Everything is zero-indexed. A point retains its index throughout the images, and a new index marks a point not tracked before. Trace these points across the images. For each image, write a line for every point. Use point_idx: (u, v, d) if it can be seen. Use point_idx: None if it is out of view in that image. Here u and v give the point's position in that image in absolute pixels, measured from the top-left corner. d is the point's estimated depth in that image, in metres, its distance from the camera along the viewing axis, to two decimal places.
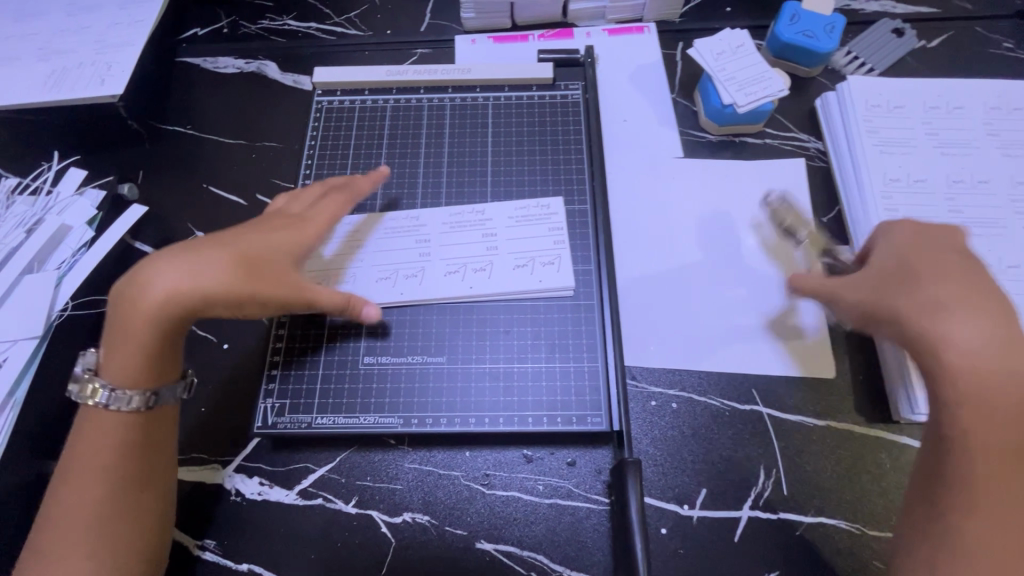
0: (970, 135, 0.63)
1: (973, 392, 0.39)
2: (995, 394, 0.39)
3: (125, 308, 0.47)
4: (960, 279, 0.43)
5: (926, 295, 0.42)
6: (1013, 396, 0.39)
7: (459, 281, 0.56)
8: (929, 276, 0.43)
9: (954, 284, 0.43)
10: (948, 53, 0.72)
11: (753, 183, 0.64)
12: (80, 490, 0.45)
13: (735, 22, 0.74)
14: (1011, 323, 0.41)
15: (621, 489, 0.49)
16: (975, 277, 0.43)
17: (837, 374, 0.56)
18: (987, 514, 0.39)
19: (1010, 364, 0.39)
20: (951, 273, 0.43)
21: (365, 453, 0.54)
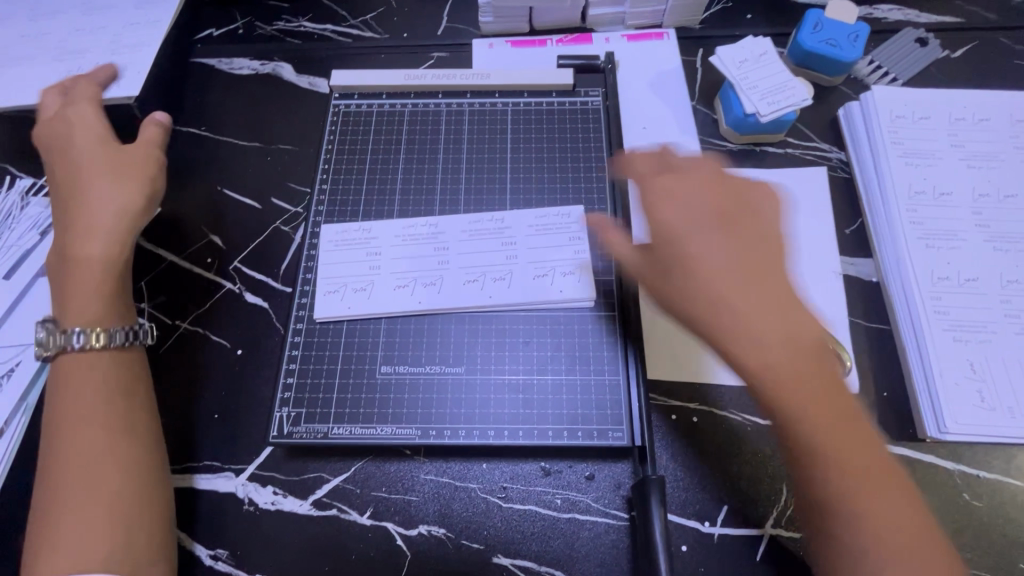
0: (997, 147, 0.62)
1: (760, 353, 0.41)
2: (771, 367, 0.40)
3: (70, 264, 0.54)
4: (724, 230, 0.44)
5: (691, 243, 0.44)
6: (774, 361, 0.40)
7: (478, 291, 0.55)
8: (698, 225, 0.44)
9: (718, 235, 0.44)
10: (973, 64, 0.71)
11: (775, 194, 0.63)
12: (74, 439, 0.47)
13: (756, 29, 0.73)
14: (755, 281, 0.42)
15: (643, 508, 0.48)
16: (741, 228, 0.45)
17: (861, 389, 0.55)
18: (857, 490, 0.39)
19: (765, 335, 0.41)
20: (717, 222, 0.44)
21: (381, 463, 0.53)
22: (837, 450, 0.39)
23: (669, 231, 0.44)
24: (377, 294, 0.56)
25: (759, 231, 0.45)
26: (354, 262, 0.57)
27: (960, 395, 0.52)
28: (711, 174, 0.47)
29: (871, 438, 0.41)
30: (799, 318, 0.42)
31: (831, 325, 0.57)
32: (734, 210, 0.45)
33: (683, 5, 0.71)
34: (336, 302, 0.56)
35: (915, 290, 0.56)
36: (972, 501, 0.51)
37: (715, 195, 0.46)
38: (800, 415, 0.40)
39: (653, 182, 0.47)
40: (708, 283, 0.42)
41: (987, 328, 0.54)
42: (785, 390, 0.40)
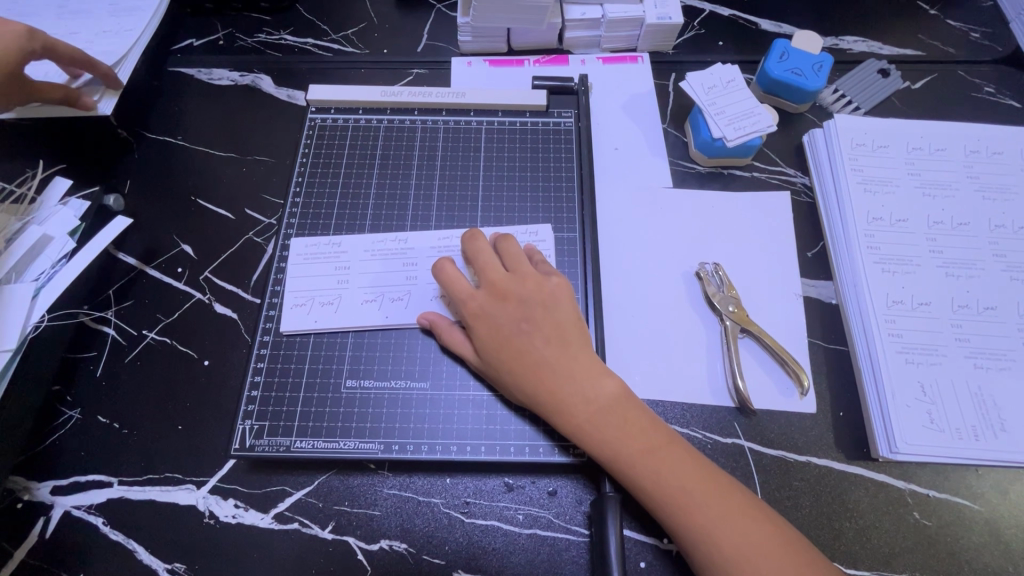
0: (951, 176, 0.65)
1: (606, 428, 0.48)
2: (606, 426, 0.48)
3: None
4: (523, 319, 0.51)
5: (496, 335, 0.51)
6: (610, 424, 0.48)
7: (447, 307, 0.56)
8: (496, 317, 0.51)
9: (518, 325, 0.51)
10: (931, 96, 0.74)
11: (740, 216, 0.65)
12: None
13: (726, 57, 0.75)
14: (554, 358, 0.50)
15: (602, 525, 0.49)
16: (524, 312, 0.51)
17: (818, 409, 0.56)
18: (717, 537, 0.44)
19: (603, 405, 0.48)
20: (510, 315, 0.51)
21: (344, 477, 0.53)
22: (693, 503, 0.45)
23: (479, 326, 0.52)
24: (344, 308, 0.56)
25: (558, 316, 0.52)
26: (323, 276, 0.58)
27: (910, 416, 0.53)
28: (515, 265, 0.54)
29: (718, 486, 0.46)
30: (599, 386, 0.49)
31: (790, 345, 0.58)
32: (524, 297, 0.52)
33: (656, 31, 0.73)
34: (303, 316, 0.56)
35: (870, 314, 0.58)
36: (922, 519, 0.52)
37: (499, 284, 0.53)
38: (657, 476, 0.46)
39: (458, 278, 0.53)
40: (525, 368, 0.50)
41: (938, 352, 0.56)
42: (633, 458, 0.47)
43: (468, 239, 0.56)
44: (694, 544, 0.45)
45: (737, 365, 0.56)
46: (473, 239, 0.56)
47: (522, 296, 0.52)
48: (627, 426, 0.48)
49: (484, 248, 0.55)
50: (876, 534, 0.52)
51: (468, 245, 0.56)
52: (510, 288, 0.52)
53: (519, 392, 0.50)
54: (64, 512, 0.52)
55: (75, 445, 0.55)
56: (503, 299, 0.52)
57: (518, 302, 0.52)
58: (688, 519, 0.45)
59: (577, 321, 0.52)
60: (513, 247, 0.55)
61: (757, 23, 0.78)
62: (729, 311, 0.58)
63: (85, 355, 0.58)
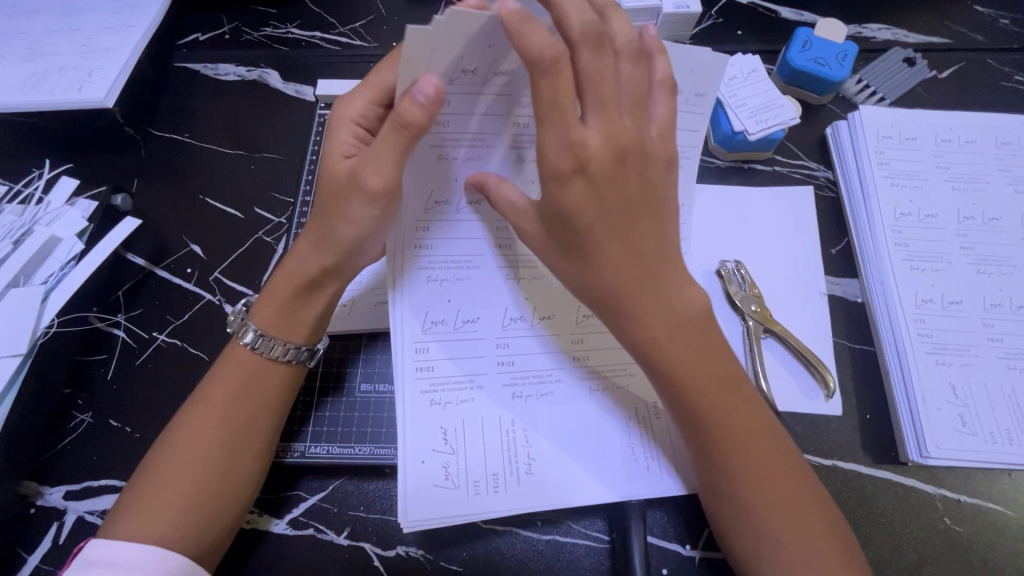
0: (981, 169, 0.62)
1: (676, 342, 0.43)
2: (676, 352, 0.42)
3: (286, 279, 0.49)
4: (625, 203, 0.41)
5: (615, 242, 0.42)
6: (699, 357, 0.43)
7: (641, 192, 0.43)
8: (597, 185, 0.40)
9: (623, 207, 0.41)
10: (959, 85, 0.72)
11: (763, 211, 0.63)
12: (203, 419, 0.45)
13: (744, 47, 0.73)
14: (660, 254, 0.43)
15: (625, 534, 0.48)
16: (619, 192, 0.41)
17: (844, 411, 0.55)
18: (761, 496, 0.41)
19: (683, 333, 0.43)
20: (625, 191, 0.41)
21: (360, 482, 0.52)
22: (750, 454, 0.42)
23: (576, 184, 0.40)
24: (474, 446, 0.48)
25: (672, 206, 0.44)
26: (453, 304, 0.49)
27: (941, 419, 0.51)
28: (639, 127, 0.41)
29: (778, 433, 0.44)
30: (696, 298, 0.43)
31: (814, 345, 0.57)
32: (634, 171, 0.41)
33: (672, 20, 0.70)
34: (427, 436, 0.47)
35: (899, 314, 0.56)
36: (953, 525, 0.51)
37: (619, 153, 0.40)
38: (714, 408, 0.42)
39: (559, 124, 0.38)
40: (635, 274, 0.42)
41: (970, 352, 0.54)
42: (698, 385, 0.42)
43: (590, 48, 0.38)
44: (744, 495, 0.42)
45: (761, 367, 0.54)
46: (633, 63, 0.41)
47: (623, 158, 0.41)
48: (678, 323, 0.43)
49: (596, 56, 0.38)
50: (905, 540, 0.50)
51: (620, 25, 0.41)
52: (643, 152, 0.42)
53: (612, 277, 0.42)
54: (78, 518, 0.51)
55: (86, 450, 0.54)
56: (613, 161, 0.40)
57: (629, 169, 0.41)
58: (758, 471, 0.42)
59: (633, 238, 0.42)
60: (669, 106, 0.43)
61: (777, 11, 0.76)
62: (751, 310, 0.57)
63: (94, 359, 0.57)
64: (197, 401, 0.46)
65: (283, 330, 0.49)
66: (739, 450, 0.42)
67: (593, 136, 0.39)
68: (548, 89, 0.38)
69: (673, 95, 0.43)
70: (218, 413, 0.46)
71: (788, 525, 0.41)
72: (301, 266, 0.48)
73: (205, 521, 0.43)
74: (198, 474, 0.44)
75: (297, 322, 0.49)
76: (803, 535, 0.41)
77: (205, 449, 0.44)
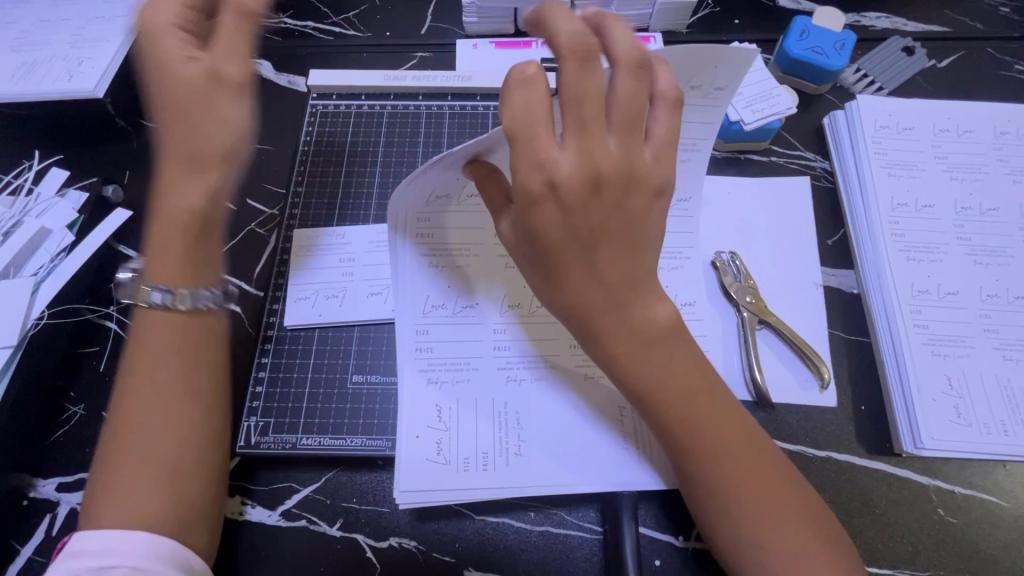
0: (980, 159, 0.62)
1: (648, 365, 0.42)
2: (649, 365, 0.42)
3: (167, 223, 0.42)
4: (595, 228, 0.39)
5: (589, 259, 0.39)
6: (665, 372, 0.42)
7: (625, 211, 0.39)
8: (568, 210, 0.38)
9: (592, 232, 0.39)
10: (957, 74, 0.71)
11: (758, 201, 0.63)
12: (151, 405, 0.43)
13: (742, 36, 0.72)
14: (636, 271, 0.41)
15: (617, 524, 0.48)
16: (599, 213, 0.38)
17: (839, 403, 0.55)
18: (742, 495, 0.41)
19: (656, 346, 0.42)
20: (600, 215, 0.38)
21: (351, 474, 0.52)
22: (728, 458, 0.42)
23: (547, 205, 0.37)
24: (466, 425, 0.50)
25: (655, 228, 0.41)
26: (452, 290, 0.52)
27: (936, 411, 0.51)
28: (625, 150, 0.37)
29: (762, 439, 0.43)
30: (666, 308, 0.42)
31: (809, 336, 0.57)
32: (617, 194, 0.38)
33: (668, 9, 0.69)
34: (422, 412, 0.50)
35: (895, 305, 0.55)
36: (947, 516, 0.50)
37: (599, 173, 0.37)
38: (689, 420, 0.42)
39: (530, 133, 0.36)
40: (609, 294, 0.40)
41: (965, 344, 0.54)
42: (668, 403, 0.42)
43: (579, 62, 0.35)
44: (722, 497, 0.41)
45: (755, 358, 0.54)
46: (632, 76, 0.37)
47: (601, 181, 0.37)
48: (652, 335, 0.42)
49: (585, 71, 0.35)
50: (899, 532, 0.50)
51: (628, 45, 0.37)
52: (631, 174, 0.38)
53: (579, 304, 0.40)
54: (72, 509, 0.51)
55: (79, 442, 0.54)
56: (588, 186, 0.37)
57: (608, 189, 0.38)
58: (735, 475, 0.41)
59: (616, 253, 0.40)
60: (671, 122, 0.40)
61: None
62: (746, 302, 0.56)
63: (86, 352, 0.57)
64: (134, 389, 0.43)
65: (187, 277, 0.44)
66: (716, 455, 0.42)
67: (568, 157, 0.36)
68: (522, 100, 0.35)
69: (678, 108, 0.40)
70: (167, 397, 0.43)
71: (771, 527, 0.40)
72: (182, 205, 0.42)
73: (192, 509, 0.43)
74: (163, 463, 0.42)
75: (197, 268, 0.44)
76: (787, 536, 0.40)
77: (166, 436, 0.42)
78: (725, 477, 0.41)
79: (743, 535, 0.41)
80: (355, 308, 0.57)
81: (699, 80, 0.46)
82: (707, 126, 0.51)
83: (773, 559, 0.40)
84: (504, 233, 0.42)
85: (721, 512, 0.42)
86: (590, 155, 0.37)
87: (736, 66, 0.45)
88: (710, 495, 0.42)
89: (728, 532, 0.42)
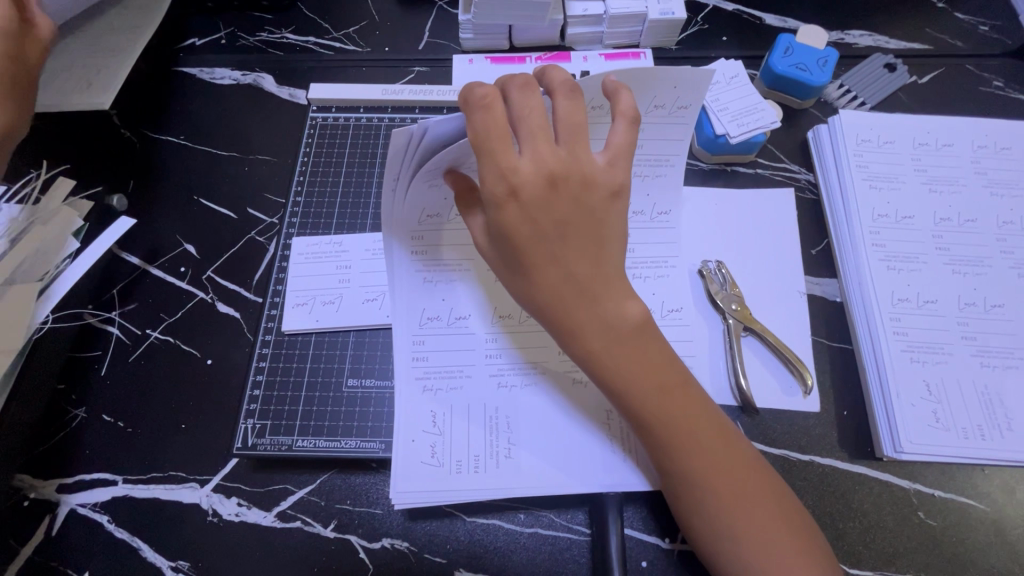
0: (958, 172, 0.64)
1: (621, 361, 0.43)
2: (620, 366, 0.43)
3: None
4: (559, 225, 0.41)
5: (556, 260, 0.41)
6: (637, 370, 0.43)
7: (585, 214, 0.42)
8: (532, 211, 0.40)
9: (557, 231, 0.41)
10: (938, 90, 0.73)
11: (744, 212, 0.64)
12: None
13: (729, 53, 0.75)
14: (605, 271, 0.42)
15: (603, 525, 0.49)
16: (561, 215, 0.41)
17: (821, 408, 0.56)
18: (719, 493, 0.42)
19: (630, 346, 0.43)
20: (561, 216, 0.41)
21: (346, 476, 0.53)
22: (706, 455, 0.43)
23: (510, 209, 0.40)
24: (459, 428, 0.51)
25: (622, 228, 0.43)
26: (445, 301, 0.54)
27: (915, 415, 0.53)
28: (574, 157, 0.41)
29: (736, 437, 0.45)
30: (638, 312, 0.43)
31: (792, 342, 0.58)
32: (574, 197, 0.41)
33: (658, 27, 0.72)
34: (418, 418, 0.51)
35: (875, 313, 0.57)
36: (927, 519, 0.52)
37: (553, 178, 0.40)
38: (667, 419, 0.43)
39: (489, 141, 0.39)
40: (581, 294, 0.42)
41: (944, 350, 0.55)
42: (642, 402, 0.43)
43: (521, 88, 0.40)
44: (701, 495, 0.43)
45: (740, 364, 0.55)
46: (575, 93, 0.40)
47: (558, 185, 0.40)
48: (622, 337, 0.43)
49: (527, 94, 0.40)
50: (880, 534, 0.51)
51: (563, 72, 0.41)
52: (587, 180, 0.41)
53: (546, 304, 0.42)
54: (72, 510, 0.52)
55: (81, 444, 0.55)
56: (545, 188, 0.40)
57: (566, 193, 0.41)
58: (711, 472, 0.43)
59: (585, 256, 0.42)
60: (629, 135, 0.42)
61: (761, 18, 0.78)
62: (731, 309, 0.58)
63: (89, 355, 0.59)
64: None
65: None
66: (693, 452, 0.43)
67: (525, 164, 0.40)
68: (478, 120, 0.39)
69: (636, 124, 0.42)
70: None
71: (748, 523, 0.42)
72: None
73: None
74: None
75: None
76: (763, 534, 0.42)
77: None
78: (701, 475, 0.43)
79: (720, 531, 0.42)
80: (349, 313, 0.58)
81: (661, 99, 0.50)
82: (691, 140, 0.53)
83: (748, 555, 0.41)
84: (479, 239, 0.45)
85: (698, 509, 0.43)
86: (545, 162, 0.40)
87: (694, 86, 0.49)
88: (687, 493, 0.43)
89: (708, 530, 0.43)
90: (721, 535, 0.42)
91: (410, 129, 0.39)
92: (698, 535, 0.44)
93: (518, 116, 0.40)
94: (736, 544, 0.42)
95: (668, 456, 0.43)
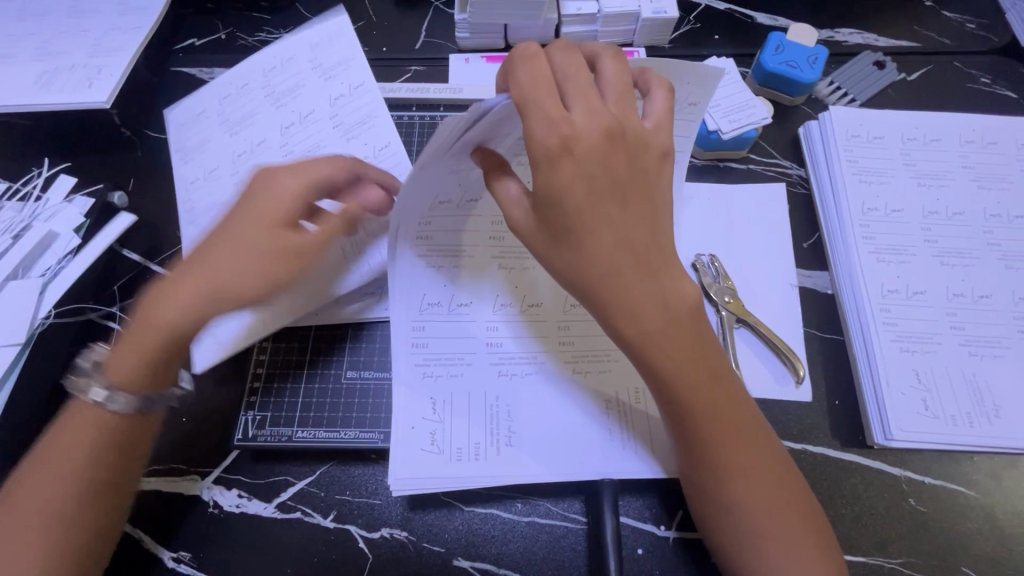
0: (946, 166, 0.65)
1: (669, 330, 0.42)
2: (671, 330, 0.42)
3: None
4: (612, 185, 0.41)
5: (608, 222, 0.41)
6: (685, 335, 0.43)
7: (636, 173, 0.42)
8: (585, 165, 0.40)
9: (608, 191, 0.41)
10: (926, 87, 0.74)
11: (737, 206, 0.65)
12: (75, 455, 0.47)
13: (721, 51, 0.76)
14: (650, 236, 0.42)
15: (600, 513, 0.50)
16: (614, 172, 0.41)
17: (813, 398, 0.57)
18: (743, 466, 0.44)
19: (678, 313, 0.42)
20: (612, 175, 0.41)
21: (346, 467, 0.54)
22: (730, 431, 0.44)
23: (563, 164, 0.39)
24: (460, 416, 0.52)
25: (663, 194, 0.44)
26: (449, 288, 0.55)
27: (904, 403, 0.54)
28: (623, 115, 0.42)
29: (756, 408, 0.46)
30: (683, 292, 0.43)
31: (785, 334, 0.59)
32: (626, 153, 0.42)
33: (652, 25, 0.73)
34: (420, 404, 0.52)
35: (866, 304, 0.58)
36: (917, 506, 0.53)
37: (610, 130, 0.41)
38: (701, 395, 0.43)
39: (545, 89, 0.39)
40: (631, 258, 0.41)
41: (933, 340, 0.56)
42: (683, 374, 0.43)
43: (563, 51, 0.42)
44: (721, 472, 0.44)
45: (733, 354, 0.56)
46: (617, 56, 0.43)
47: (614, 139, 0.41)
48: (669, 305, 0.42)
49: (571, 57, 0.42)
50: (872, 521, 0.52)
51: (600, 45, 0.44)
52: (632, 143, 0.42)
53: (603, 266, 0.41)
54: None
55: None
56: (602, 142, 0.40)
57: (618, 151, 0.41)
58: (735, 443, 0.44)
59: (633, 219, 0.42)
60: (666, 102, 0.45)
61: (753, 17, 0.79)
62: (725, 301, 0.59)
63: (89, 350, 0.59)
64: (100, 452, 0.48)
65: None
66: (723, 425, 0.44)
67: (583, 117, 0.40)
68: (529, 72, 0.40)
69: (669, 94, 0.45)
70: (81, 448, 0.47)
71: (765, 494, 0.43)
72: None
73: (68, 515, 0.45)
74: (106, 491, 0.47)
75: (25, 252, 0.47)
76: (775, 510, 0.43)
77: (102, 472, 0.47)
78: (728, 446, 0.44)
79: (740, 506, 0.43)
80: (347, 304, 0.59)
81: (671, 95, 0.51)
82: (684, 134, 0.54)
83: (761, 528, 0.43)
84: (513, 213, 0.43)
85: (723, 484, 0.44)
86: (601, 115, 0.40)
87: (703, 85, 0.50)
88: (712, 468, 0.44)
89: (739, 502, 0.43)
90: (741, 510, 0.43)
91: (462, 113, 0.38)
92: (721, 513, 0.44)
93: (566, 74, 0.41)
94: (758, 515, 0.43)
95: (708, 426, 0.43)
